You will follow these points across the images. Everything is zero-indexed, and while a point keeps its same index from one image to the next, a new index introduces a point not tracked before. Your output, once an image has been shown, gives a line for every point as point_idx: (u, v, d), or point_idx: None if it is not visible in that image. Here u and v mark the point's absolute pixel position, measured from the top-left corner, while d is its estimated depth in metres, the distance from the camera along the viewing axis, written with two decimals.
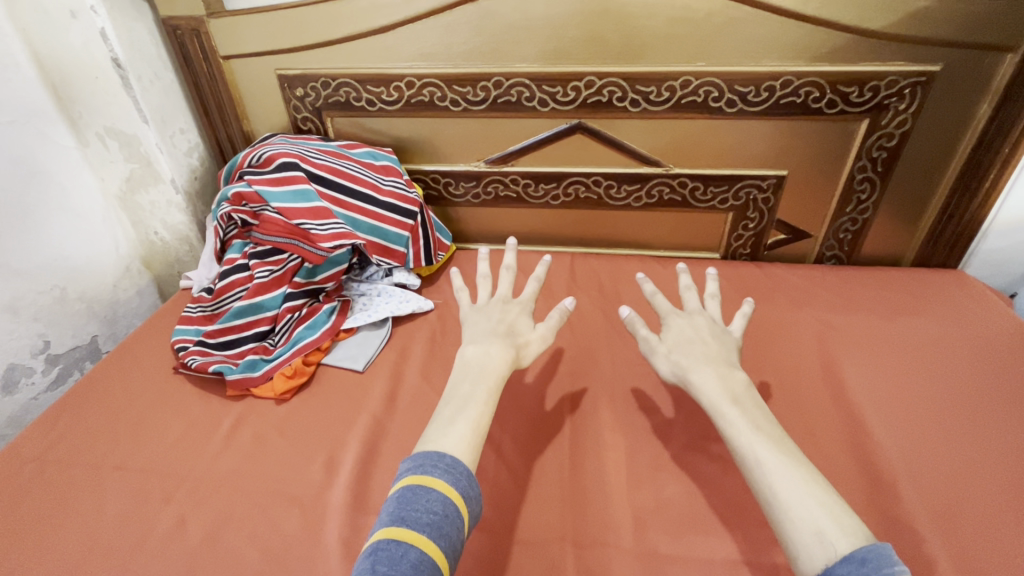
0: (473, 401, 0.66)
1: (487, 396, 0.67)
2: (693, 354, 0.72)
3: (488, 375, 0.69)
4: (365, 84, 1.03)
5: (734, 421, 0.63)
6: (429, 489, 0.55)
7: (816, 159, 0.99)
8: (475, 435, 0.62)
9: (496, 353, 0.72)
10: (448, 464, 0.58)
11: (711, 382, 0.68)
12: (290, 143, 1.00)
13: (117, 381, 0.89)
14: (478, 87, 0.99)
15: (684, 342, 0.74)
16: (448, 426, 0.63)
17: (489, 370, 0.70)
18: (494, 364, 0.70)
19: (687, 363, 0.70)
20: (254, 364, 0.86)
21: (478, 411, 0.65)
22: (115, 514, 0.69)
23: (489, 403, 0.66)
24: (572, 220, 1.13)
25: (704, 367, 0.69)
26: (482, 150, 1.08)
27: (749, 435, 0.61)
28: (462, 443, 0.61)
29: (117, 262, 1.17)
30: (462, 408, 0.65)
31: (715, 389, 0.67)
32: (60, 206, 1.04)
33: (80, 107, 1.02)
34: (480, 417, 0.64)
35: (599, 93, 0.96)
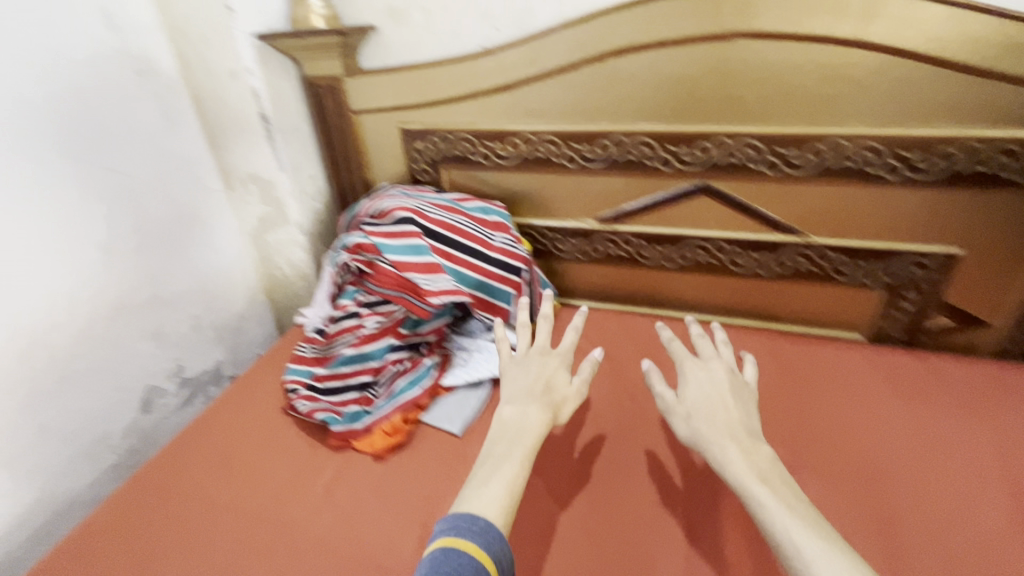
0: (511, 459, 0.65)
1: (524, 456, 0.66)
2: (713, 417, 0.71)
3: (527, 434, 0.68)
4: (483, 139, 1.04)
5: (762, 496, 0.60)
6: (463, 552, 0.54)
7: (1003, 237, 0.82)
8: (511, 495, 0.62)
9: (532, 408, 0.72)
10: (481, 527, 0.57)
11: (731, 451, 0.66)
12: (408, 197, 1.03)
13: (235, 415, 0.95)
14: (596, 145, 0.96)
15: (704, 400, 0.73)
16: (479, 487, 0.62)
17: (525, 425, 0.70)
18: (532, 425, 0.69)
19: (706, 429, 0.69)
20: (358, 416, 0.87)
21: (514, 470, 0.64)
22: (222, 560, 0.71)
23: (527, 459, 0.66)
24: (687, 285, 1.04)
25: (718, 436, 0.68)
26: (594, 208, 1.03)
27: (775, 510, 0.58)
28: (496, 503, 0.60)
29: (245, 292, 1.29)
30: (498, 466, 0.64)
31: (740, 461, 0.64)
32: (206, 240, 1.17)
33: (230, 155, 1.14)
34: (515, 476, 0.64)
35: (731, 154, 0.88)
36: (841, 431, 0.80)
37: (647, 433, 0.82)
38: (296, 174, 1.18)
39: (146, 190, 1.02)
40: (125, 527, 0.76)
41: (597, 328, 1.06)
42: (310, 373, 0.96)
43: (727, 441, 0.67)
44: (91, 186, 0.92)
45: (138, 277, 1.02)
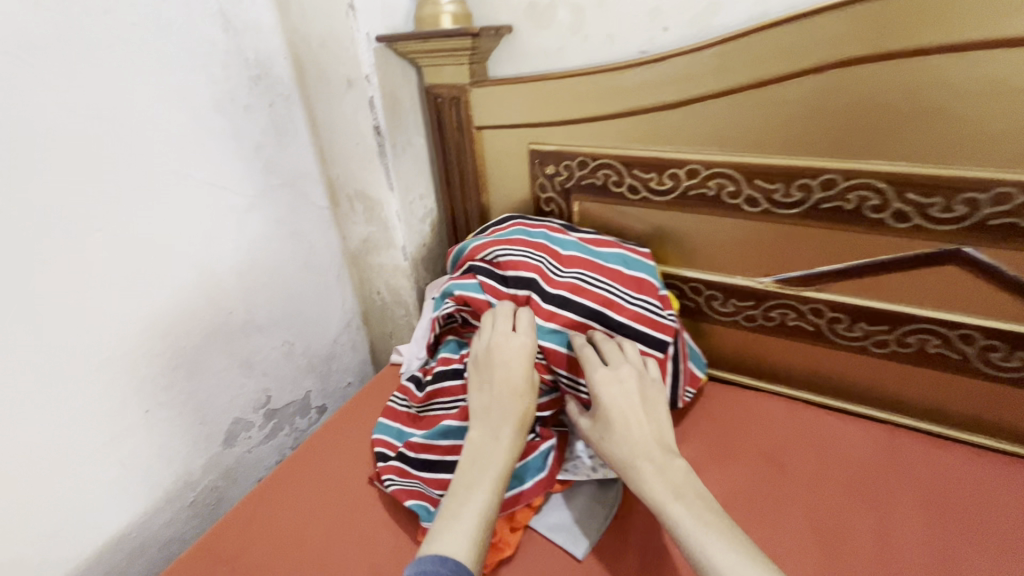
0: (479, 487, 0.62)
1: (493, 483, 0.62)
2: (635, 434, 0.64)
3: (495, 460, 0.64)
4: (632, 168, 0.82)
5: (709, 534, 0.55)
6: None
7: None
8: (481, 529, 0.58)
9: (499, 426, 0.67)
10: (452, 567, 0.53)
11: (653, 476, 0.61)
12: (530, 245, 0.81)
13: (318, 475, 0.82)
14: (794, 185, 0.71)
15: (617, 413, 0.66)
16: (451, 521, 0.59)
17: (492, 446, 0.66)
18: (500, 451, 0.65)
19: (628, 446, 0.64)
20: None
21: (481, 502, 0.60)
22: None
23: (496, 485, 0.62)
24: (901, 379, 0.76)
25: (646, 456, 0.63)
26: (775, 265, 0.78)
27: (705, 537, 0.55)
28: (463, 541, 0.56)
29: (341, 318, 1.19)
30: (470, 496, 0.61)
31: (653, 482, 0.61)
32: (306, 262, 1.07)
33: (338, 170, 1.04)
34: (483, 506, 0.60)
35: (1016, 214, 0.61)
36: None
37: None
38: (405, 194, 1.06)
39: (250, 206, 0.93)
40: None
41: (761, 420, 0.81)
42: (403, 437, 0.82)
43: (646, 468, 0.62)
44: (194, 204, 0.84)
45: (234, 301, 0.94)
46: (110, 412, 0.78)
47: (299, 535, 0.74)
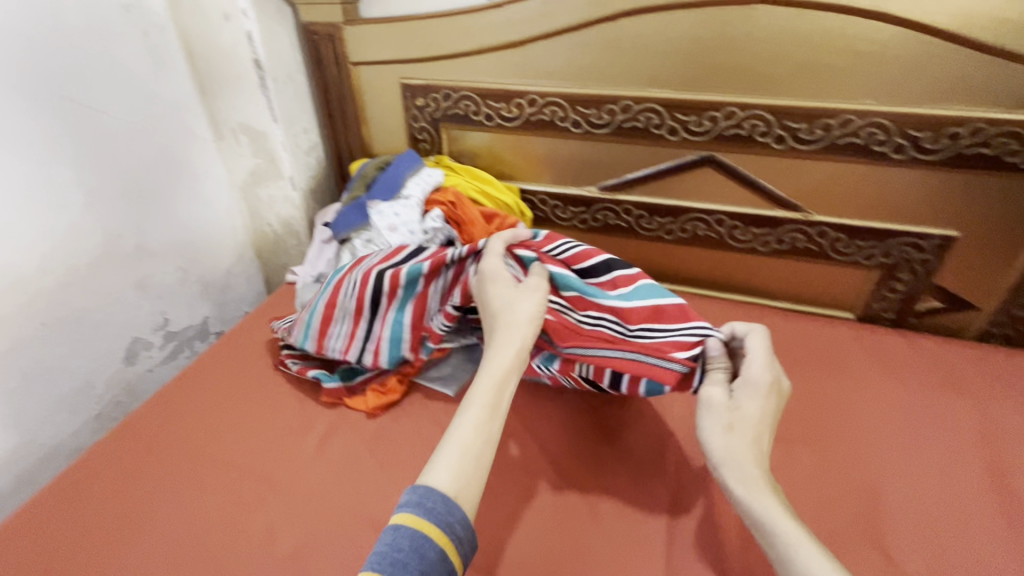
0: (465, 413, 0.59)
1: (483, 413, 0.60)
2: (755, 444, 0.59)
3: (484, 388, 0.62)
4: (486, 99, 1.01)
5: (786, 533, 0.51)
6: (433, 541, 0.50)
7: (997, 223, 0.83)
8: (465, 456, 0.56)
9: (494, 360, 0.64)
10: (421, 495, 0.52)
11: (767, 494, 0.55)
12: (396, 195, 0.95)
13: (223, 369, 0.93)
14: (603, 109, 0.94)
15: (750, 420, 0.60)
16: (440, 450, 0.57)
17: (483, 378, 0.63)
18: (493, 376, 0.63)
19: (740, 449, 0.58)
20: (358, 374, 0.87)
21: (466, 431, 0.58)
22: (211, 508, 0.70)
23: (486, 413, 0.59)
24: (683, 258, 1.04)
25: (760, 470, 0.57)
26: (598, 176, 1.02)
27: (792, 544, 0.50)
28: (446, 466, 0.55)
29: (234, 248, 1.25)
30: (458, 424, 0.59)
31: (764, 493, 0.55)
32: (194, 191, 1.12)
33: (219, 104, 1.10)
34: (466, 436, 0.57)
35: (739, 126, 0.87)
36: (835, 407, 0.81)
37: None
38: (288, 127, 1.15)
39: (132, 132, 0.97)
40: (108, 474, 0.75)
41: None
42: None
43: (765, 485, 0.56)
44: (74, 126, 0.88)
45: (123, 225, 0.99)
46: (4, 322, 0.83)
47: (209, 410, 0.85)
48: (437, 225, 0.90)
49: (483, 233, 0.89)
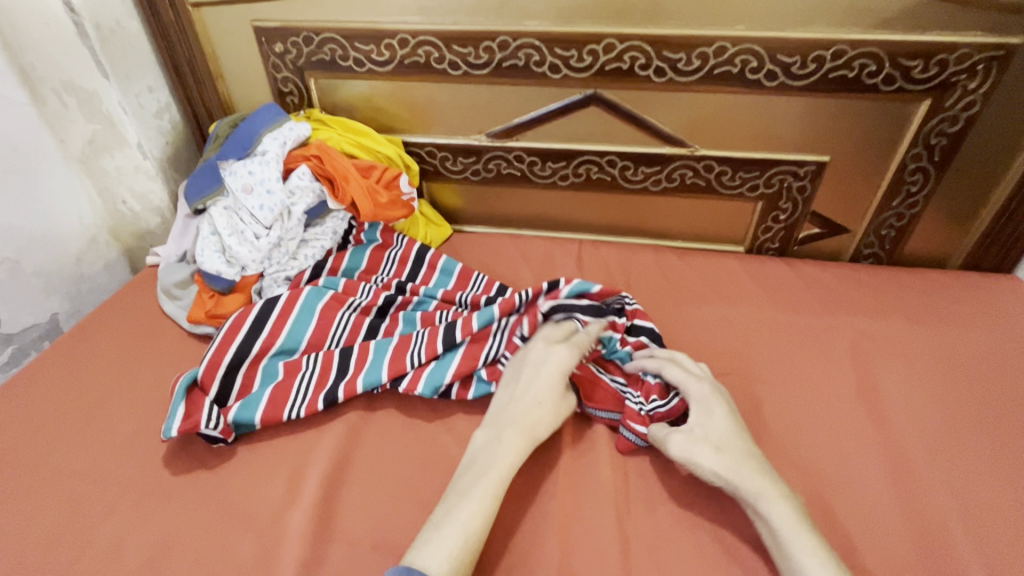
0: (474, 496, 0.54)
1: (488, 496, 0.54)
2: (742, 452, 0.59)
3: (493, 467, 0.57)
4: (353, 41, 0.91)
5: (801, 544, 0.52)
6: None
7: (863, 145, 0.86)
8: (466, 546, 0.50)
9: (511, 440, 0.59)
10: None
11: (778, 504, 0.55)
12: (249, 153, 0.85)
13: (66, 368, 0.80)
14: (481, 48, 0.87)
15: (718, 431, 0.61)
16: (437, 531, 0.51)
17: (499, 458, 0.58)
18: (501, 458, 0.58)
19: (735, 463, 0.58)
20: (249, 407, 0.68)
21: (474, 518, 0.52)
22: (46, 528, 0.60)
23: (496, 501, 0.54)
24: (578, 203, 1.02)
25: (757, 477, 0.57)
26: (484, 122, 0.96)
27: (808, 557, 0.51)
28: (444, 554, 0.49)
29: (82, 233, 1.04)
30: (461, 507, 0.53)
31: (779, 504, 0.55)
32: (15, 169, 0.92)
33: (31, 57, 0.87)
34: (471, 522, 0.52)
35: (619, 59, 0.84)
36: (725, 336, 0.83)
37: None
38: (126, 83, 1.00)
39: None
40: None
41: (492, 251, 1.00)
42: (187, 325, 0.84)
43: (767, 485, 0.56)
44: None
45: None
46: None
47: (47, 417, 0.73)
48: (304, 184, 0.83)
49: (358, 188, 0.84)
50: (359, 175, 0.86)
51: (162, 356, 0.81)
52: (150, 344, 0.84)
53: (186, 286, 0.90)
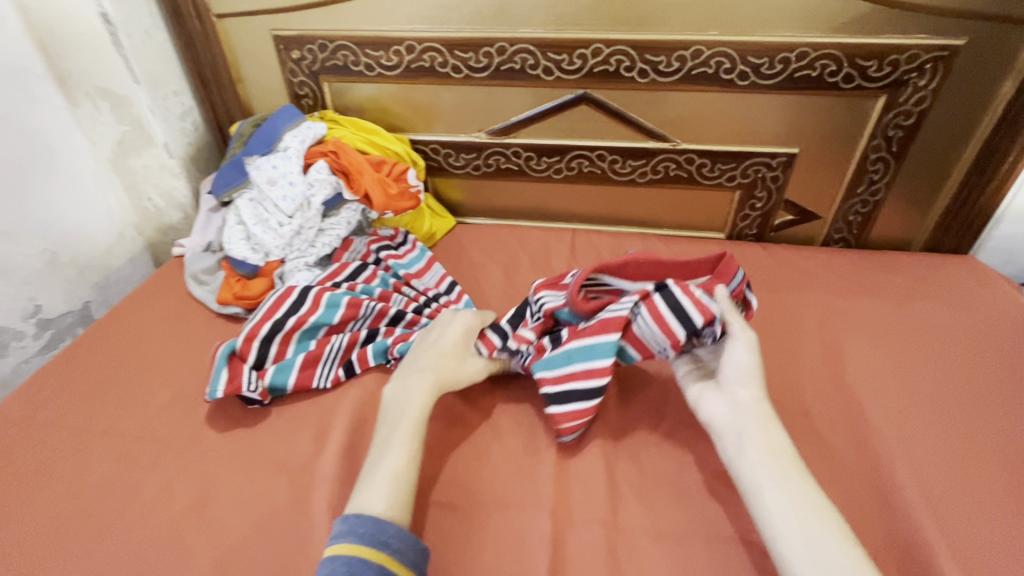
0: (394, 441, 0.61)
1: (411, 438, 0.62)
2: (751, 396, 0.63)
3: (409, 412, 0.64)
4: (364, 48, 1.00)
5: (798, 479, 0.56)
6: (367, 562, 0.50)
7: (829, 137, 0.95)
8: (396, 482, 0.57)
9: (418, 390, 0.67)
10: (354, 523, 0.53)
11: (774, 434, 0.60)
12: (271, 150, 0.93)
13: (105, 344, 0.88)
14: (481, 53, 0.96)
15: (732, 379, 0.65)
16: (367, 479, 0.58)
17: (408, 406, 0.65)
18: (412, 405, 0.65)
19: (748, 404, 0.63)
20: (285, 372, 0.76)
21: (397, 459, 0.59)
22: (100, 477, 0.68)
23: (414, 440, 0.61)
24: (572, 195, 1.11)
25: (762, 411, 0.62)
26: (484, 121, 1.05)
27: (797, 485, 0.55)
28: (382, 494, 0.56)
29: (110, 228, 1.10)
30: (385, 453, 0.60)
31: (777, 435, 0.60)
32: (51, 168, 0.97)
33: (68, 64, 0.95)
34: (399, 462, 0.59)
35: (606, 62, 0.93)
36: None
37: None
38: (155, 89, 1.09)
39: None
40: None
41: (493, 239, 1.09)
42: (215, 305, 0.93)
43: (774, 423, 0.61)
44: None
45: None
46: None
47: (92, 386, 0.81)
48: (323, 177, 0.91)
49: (371, 180, 0.93)
50: (372, 169, 0.95)
51: (193, 334, 0.89)
52: (181, 324, 0.91)
53: (212, 272, 0.98)
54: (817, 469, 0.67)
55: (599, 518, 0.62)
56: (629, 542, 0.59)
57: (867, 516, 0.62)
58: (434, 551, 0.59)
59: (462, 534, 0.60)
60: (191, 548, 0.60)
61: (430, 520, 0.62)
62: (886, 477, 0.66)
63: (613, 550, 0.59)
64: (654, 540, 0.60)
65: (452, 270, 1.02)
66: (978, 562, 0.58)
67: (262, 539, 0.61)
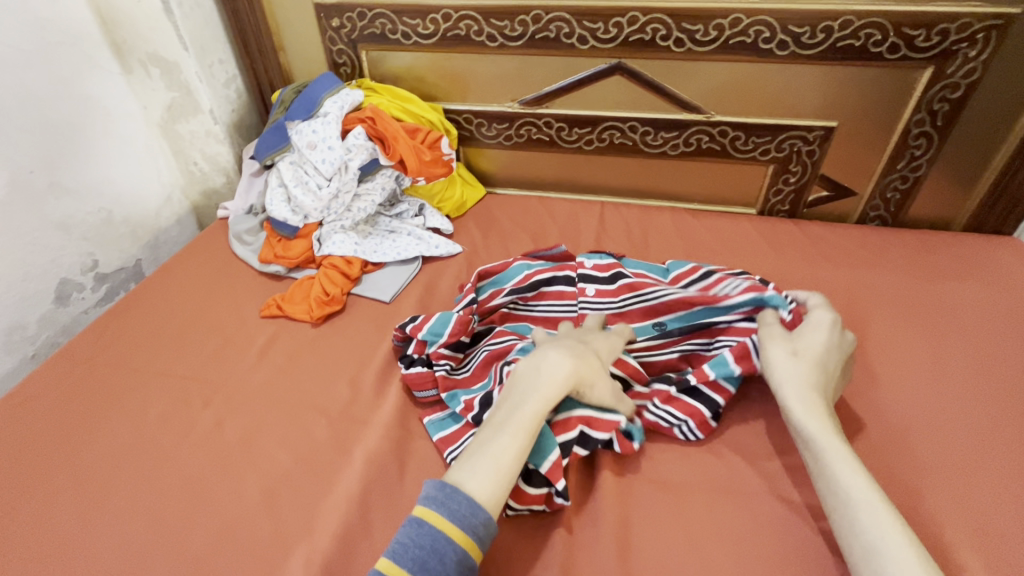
0: (507, 429, 0.55)
1: (530, 425, 0.56)
2: (815, 372, 0.60)
3: (540, 398, 0.57)
4: (401, 16, 1.02)
5: (833, 449, 0.54)
6: (453, 543, 0.48)
7: (870, 110, 0.93)
8: (498, 477, 0.52)
9: (552, 387, 0.58)
10: (447, 495, 0.50)
11: (815, 404, 0.58)
12: (312, 115, 0.96)
13: (156, 296, 0.94)
14: (516, 21, 0.96)
15: (792, 358, 0.61)
16: (473, 455, 0.54)
17: (537, 394, 0.58)
18: (546, 387, 0.58)
19: (797, 376, 0.60)
20: (444, 424, 0.68)
21: (505, 454, 0.53)
22: (157, 413, 0.74)
23: (530, 438, 0.55)
24: (602, 168, 1.11)
25: (811, 390, 0.59)
26: (516, 91, 1.06)
27: (839, 463, 0.53)
28: (483, 475, 0.52)
29: (159, 190, 1.16)
30: (493, 444, 0.54)
31: (814, 414, 0.57)
32: (109, 130, 1.04)
33: (124, 32, 1.00)
34: (505, 452, 0.53)
35: (642, 31, 0.92)
36: None
37: (458, 262, 0.98)
38: (201, 56, 1.11)
39: (29, 62, 0.89)
40: (52, 394, 0.77)
41: (523, 209, 1.11)
42: (259, 263, 0.98)
43: (811, 393, 0.58)
44: None
45: (32, 159, 0.92)
46: None
47: (147, 333, 0.87)
48: (360, 142, 0.94)
49: (406, 147, 0.95)
50: (407, 136, 0.97)
51: (237, 289, 0.95)
52: (226, 280, 0.97)
53: (255, 233, 1.03)
54: None
55: (609, 467, 0.64)
56: (642, 493, 0.62)
57: (884, 484, 0.63)
58: None
59: None
60: (239, 477, 0.66)
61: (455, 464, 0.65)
62: (904, 447, 0.67)
63: (627, 498, 0.62)
64: (671, 494, 0.62)
65: (481, 238, 1.04)
66: (992, 530, 0.59)
67: (302, 474, 0.66)
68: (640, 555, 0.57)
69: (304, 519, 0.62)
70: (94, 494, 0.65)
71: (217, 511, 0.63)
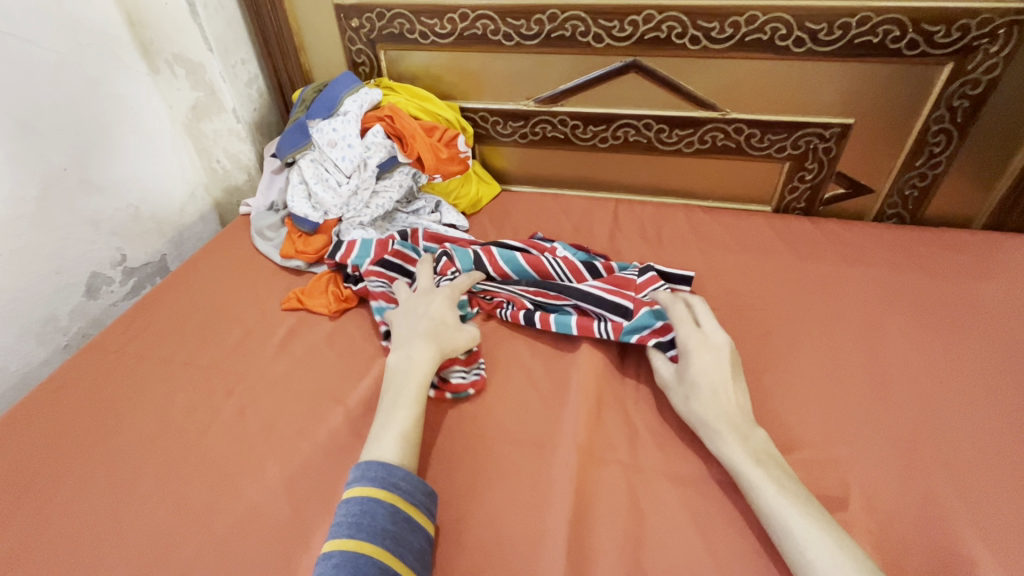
0: (398, 404, 0.63)
1: (416, 395, 0.65)
2: (724, 405, 0.63)
3: (415, 373, 0.67)
4: (419, 16, 1.04)
5: (759, 478, 0.56)
6: (380, 500, 0.54)
7: (888, 107, 0.92)
8: (404, 441, 0.60)
9: (418, 357, 0.68)
10: (364, 469, 0.57)
11: (736, 442, 0.60)
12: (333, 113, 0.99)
13: (182, 289, 0.97)
14: (533, 20, 0.98)
15: (701, 397, 0.64)
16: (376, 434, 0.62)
17: (408, 371, 0.67)
18: (419, 363, 0.68)
19: (712, 416, 0.62)
20: None
21: (402, 419, 0.62)
22: (184, 401, 0.77)
23: (417, 403, 0.64)
24: (617, 165, 1.12)
25: (721, 423, 0.62)
26: (532, 89, 1.07)
27: (770, 491, 0.55)
28: (390, 442, 0.60)
29: (183, 188, 1.19)
30: (390, 417, 0.63)
31: (734, 447, 0.60)
32: (134, 128, 1.06)
33: (150, 34, 1.03)
34: (404, 420, 0.62)
35: (658, 29, 0.93)
36: (744, 280, 0.92)
37: None
38: (225, 57, 1.13)
39: (61, 63, 0.92)
40: (85, 382, 0.80)
41: (538, 206, 1.12)
42: (280, 258, 1.01)
43: (725, 427, 0.61)
44: (5, 58, 0.84)
45: (64, 156, 0.95)
46: None
47: (174, 324, 0.90)
48: (378, 140, 0.96)
49: (424, 145, 0.97)
50: (425, 135, 0.99)
51: (260, 283, 0.98)
52: (249, 273, 1.00)
53: (276, 229, 1.06)
54: (848, 433, 0.69)
55: (622, 458, 0.66)
56: (653, 483, 0.63)
57: (897, 480, 0.64)
58: (471, 477, 0.65)
59: (502, 470, 0.65)
60: (262, 463, 0.68)
61: (470, 452, 0.67)
62: (919, 444, 0.67)
63: (639, 488, 0.63)
64: (683, 486, 0.63)
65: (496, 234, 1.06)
66: (1007, 526, 0.59)
67: (322, 461, 0.68)
68: (651, 544, 0.58)
69: (324, 504, 0.64)
70: (126, 478, 0.68)
71: (242, 495, 0.65)
